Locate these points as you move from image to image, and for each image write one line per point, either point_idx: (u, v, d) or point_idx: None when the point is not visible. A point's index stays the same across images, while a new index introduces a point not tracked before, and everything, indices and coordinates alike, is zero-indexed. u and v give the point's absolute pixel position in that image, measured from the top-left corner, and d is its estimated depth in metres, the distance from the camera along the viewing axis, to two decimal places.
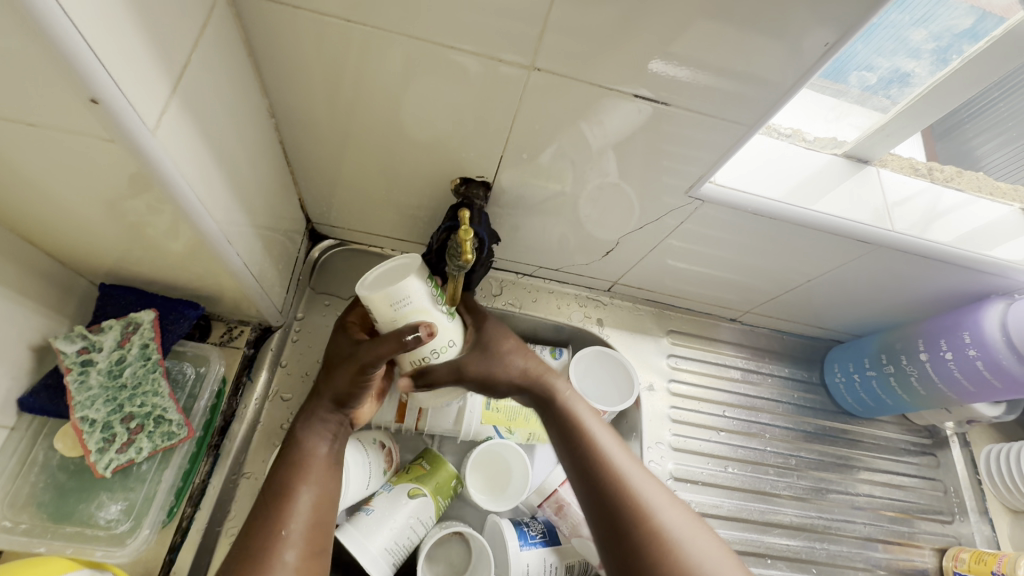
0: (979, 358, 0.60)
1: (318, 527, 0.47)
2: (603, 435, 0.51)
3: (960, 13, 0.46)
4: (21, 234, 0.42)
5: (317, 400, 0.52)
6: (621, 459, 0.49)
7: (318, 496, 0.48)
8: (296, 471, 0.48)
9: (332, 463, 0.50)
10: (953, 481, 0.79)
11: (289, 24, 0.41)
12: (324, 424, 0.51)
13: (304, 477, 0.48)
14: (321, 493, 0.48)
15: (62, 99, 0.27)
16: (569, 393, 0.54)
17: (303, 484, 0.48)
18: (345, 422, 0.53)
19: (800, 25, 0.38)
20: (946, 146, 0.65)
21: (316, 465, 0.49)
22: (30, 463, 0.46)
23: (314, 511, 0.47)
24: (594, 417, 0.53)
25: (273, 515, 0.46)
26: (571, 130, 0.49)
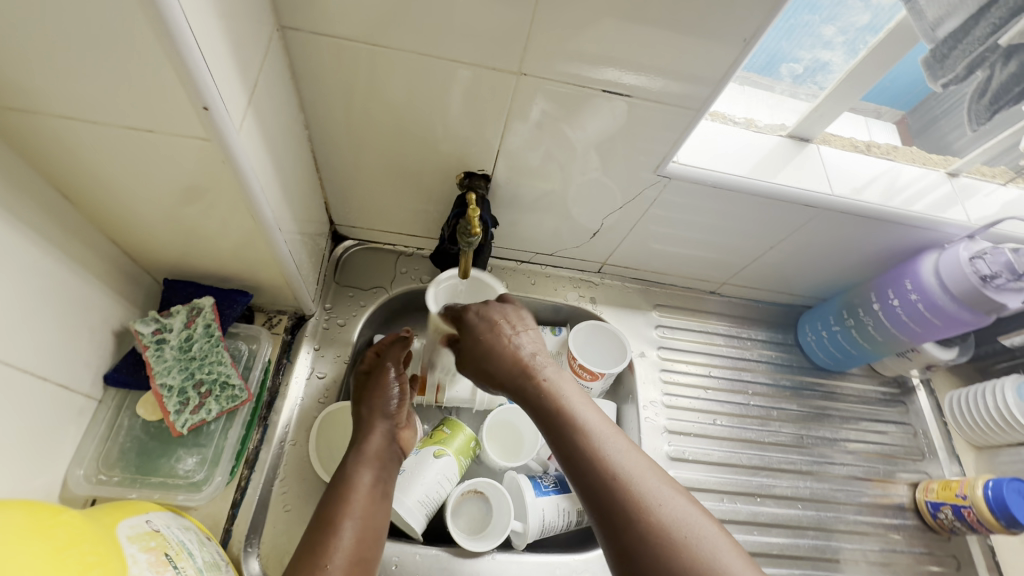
0: (920, 301, 0.69)
1: (360, 559, 0.53)
2: (580, 407, 0.55)
3: (859, 11, 0.56)
4: (111, 232, 0.52)
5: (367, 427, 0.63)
6: (620, 450, 0.52)
7: (360, 527, 0.55)
8: (345, 502, 0.56)
9: (374, 493, 0.58)
10: (922, 424, 0.87)
11: (325, 49, 0.51)
12: (370, 452, 0.61)
13: (348, 508, 0.56)
14: (361, 530, 0.55)
15: (181, 109, 0.36)
16: (554, 377, 0.58)
17: (350, 515, 0.55)
18: (387, 451, 0.62)
19: (731, 27, 0.48)
20: (924, 139, 0.76)
21: (360, 497, 0.57)
22: (117, 428, 0.54)
23: (358, 542, 0.54)
24: (582, 402, 0.56)
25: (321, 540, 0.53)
26: (555, 125, 0.59)
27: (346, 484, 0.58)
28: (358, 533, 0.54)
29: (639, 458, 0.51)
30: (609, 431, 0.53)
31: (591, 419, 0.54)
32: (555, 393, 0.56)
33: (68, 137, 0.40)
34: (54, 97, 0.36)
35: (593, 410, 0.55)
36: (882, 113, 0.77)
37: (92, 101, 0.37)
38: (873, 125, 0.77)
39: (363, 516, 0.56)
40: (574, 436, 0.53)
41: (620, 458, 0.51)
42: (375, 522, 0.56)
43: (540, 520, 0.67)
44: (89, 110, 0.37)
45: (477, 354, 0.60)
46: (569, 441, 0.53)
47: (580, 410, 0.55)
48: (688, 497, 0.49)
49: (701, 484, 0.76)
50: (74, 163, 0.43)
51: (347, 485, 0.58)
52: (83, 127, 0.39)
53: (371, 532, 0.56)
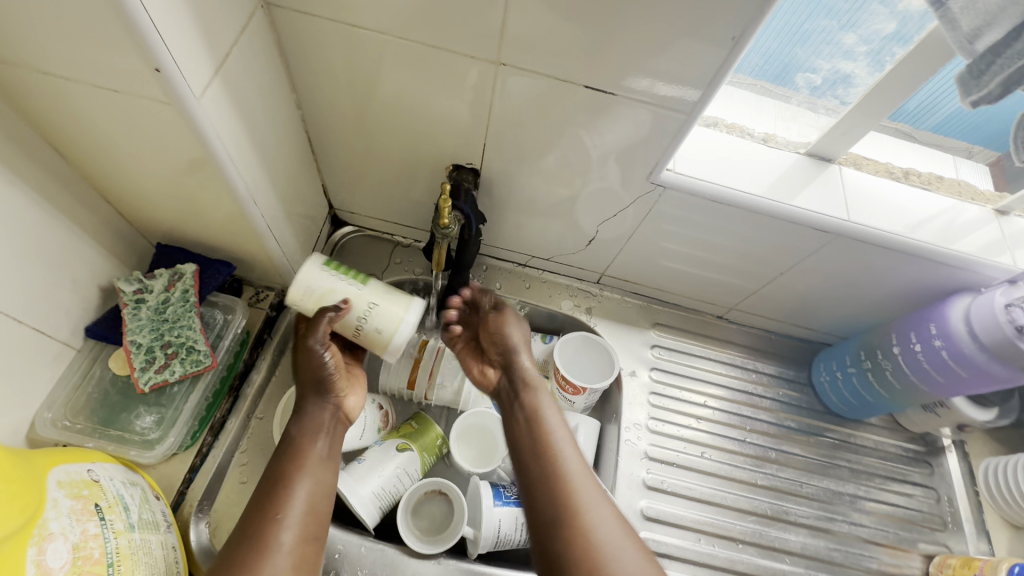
0: (944, 348, 0.61)
1: (314, 514, 0.54)
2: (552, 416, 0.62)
3: (883, 18, 0.50)
4: (103, 191, 0.54)
5: (304, 398, 0.60)
6: (580, 480, 0.57)
7: (312, 487, 0.55)
8: (297, 459, 0.56)
9: (325, 456, 0.57)
10: (948, 490, 0.78)
11: (311, 30, 0.51)
12: (314, 419, 0.59)
13: (302, 465, 0.56)
14: (313, 488, 0.55)
15: (138, 69, 0.37)
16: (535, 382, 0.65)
17: (304, 471, 0.56)
18: (333, 417, 0.60)
19: (725, 25, 0.44)
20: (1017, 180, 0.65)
21: (311, 458, 0.57)
22: (89, 377, 0.56)
23: (311, 497, 0.55)
24: (559, 428, 0.61)
25: (274, 498, 0.53)
26: (544, 123, 0.57)
27: (296, 445, 0.57)
28: (311, 494, 0.55)
29: (594, 490, 0.57)
30: (575, 463, 0.59)
31: (567, 451, 0.60)
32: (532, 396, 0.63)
33: (51, 92, 0.42)
34: (30, 52, 0.39)
35: (569, 442, 0.61)
36: (975, 153, 0.68)
37: (64, 56, 0.38)
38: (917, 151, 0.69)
39: (316, 473, 0.56)
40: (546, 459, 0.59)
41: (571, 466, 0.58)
42: (326, 484, 0.57)
43: (494, 530, 0.64)
44: (63, 64, 0.39)
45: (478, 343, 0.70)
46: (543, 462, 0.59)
47: (557, 438, 0.60)
48: (621, 521, 0.55)
49: (678, 520, 0.70)
50: (59, 118, 0.45)
51: (297, 444, 0.57)
52: (61, 82, 0.41)
53: (323, 490, 0.56)
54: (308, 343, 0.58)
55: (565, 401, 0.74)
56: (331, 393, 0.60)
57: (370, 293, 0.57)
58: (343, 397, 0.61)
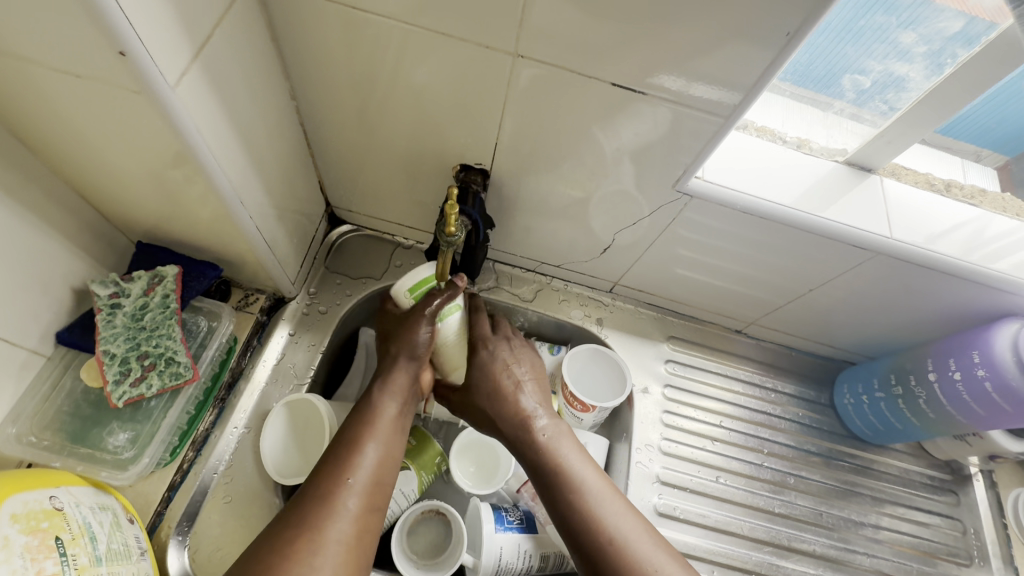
0: (988, 379, 0.57)
1: (379, 484, 0.51)
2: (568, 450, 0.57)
3: (949, 16, 0.45)
4: (74, 185, 0.49)
5: (392, 360, 0.57)
6: (619, 520, 0.53)
7: (383, 452, 0.53)
8: (367, 425, 0.54)
9: (396, 425, 0.55)
10: (975, 522, 0.73)
11: (306, 12, 0.46)
12: (394, 382, 0.56)
13: (372, 431, 0.53)
14: (383, 455, 0.52)
15: (102, 52, 0.32)
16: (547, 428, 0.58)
17: (373, 437, 0.53)
18: (411, 384, 0.57)
19: (775, 17, 0.39)
20: None
21: (384, 422, 0.54)
22: (59, 389, 0.51)
23: (379, 465, 0.52)
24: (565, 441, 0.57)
25: (344, 458, 0.51)
26: (562, 122, 0.52)
27: (370, 407, 0.55)
28: (381, 459, 0.52)
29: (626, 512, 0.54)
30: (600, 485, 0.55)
31: (578, 467, 0.56)
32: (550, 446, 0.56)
33: (8, 74, 0.37)
34: None
35: (577, 454, 0.57)
36: (983, 156, 0.62)
37: (17, 34, 0.33)
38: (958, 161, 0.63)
39: (384, 442, 0.53)
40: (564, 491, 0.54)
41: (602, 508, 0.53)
42: (393, 455, 0.54)
43: (495, 557, 0.61)
44: (18, 44, 0.34)
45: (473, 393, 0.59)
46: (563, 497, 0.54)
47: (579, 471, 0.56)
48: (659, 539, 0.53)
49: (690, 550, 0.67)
50: (21, 103, 0.40)
51: (372, 407, 0.55)
52: (17, 63, 0.36)
53: (389, 460, 0.53)
54: (422, 309, 0.55)
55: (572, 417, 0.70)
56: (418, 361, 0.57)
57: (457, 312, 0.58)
58: (423, 369, 0.58)
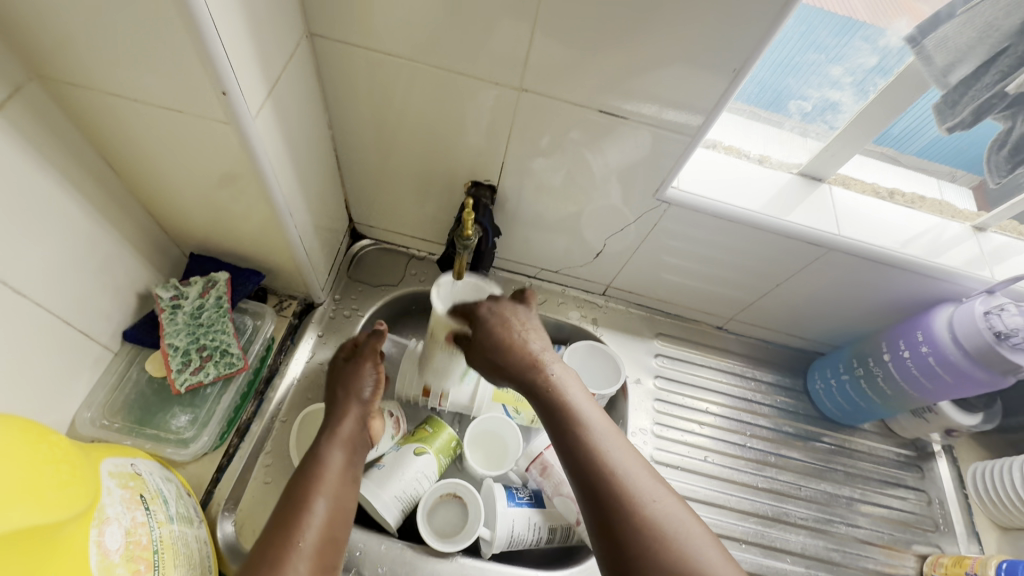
0: (931, 354, 0.66)
1: (331, 538, 0.53)
2: (580, 398, 0.55)
3: (866, 54, 0.55)
4: (144, 204, 0.58)
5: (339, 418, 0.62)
6: (628, 465, 0.50)
7: (331, 506, 0.54)
8: (314, 480, 0.55)
9: (343, 475, 0.58)
10: (940, 493, 0.81)
11: (346, 57, 0.56)
12: (343, 437, 0.61)
13: (320, 488, 0.55)
14: (333, 508, 0.54)
15: (206, 93, 0.42)
16: (558, 373, 0.57)
17: (321, 492, 0.55)
18: (358, 438, 0.62)
19: (724, 55, 0.49)
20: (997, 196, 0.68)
21: (331, 476, 0.57)
22: (126, 379, 0.59)
23: (328, 522, 0.53)
24: (601, 420, 0.54)
25: (292, 519, 0.52)
26: (560, 144, 0.62)
27: (317, 464, 0.57)
28: (330, 513, 0.54)
29: (669, 495, 0.48)
30: (633, 467, 0.50)
31: (619, 457, 0.50)
32: (559, 388, 0.56)
33: (115, 112, 0.46)
34: (100, 75, 0.42)
35: (620, 442, 0.52)
36: (958, 177, 0.72)
37: (136, 81, 0.42)
38: (946, 189, 0.73)
39: (334, 494, 0.55)
40: (601, 479, 0.49)
41: (615, 455, 0.50)
42: (344, 508, 0.56)
43: (508, 529, 0.67)
44: (133, 87, 0.43)
45: (488, 347, 0.58)
46: (606, 492, 0.48)
47: (596, 429, 0.53)
48: (683, 504, 0.48)
49: None
50: (119, 136, 0.49)
51: (316, 464, 0.57)
52: (126, 103, 0.45)
53: (341, 513, 0.55)
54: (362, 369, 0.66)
55: None
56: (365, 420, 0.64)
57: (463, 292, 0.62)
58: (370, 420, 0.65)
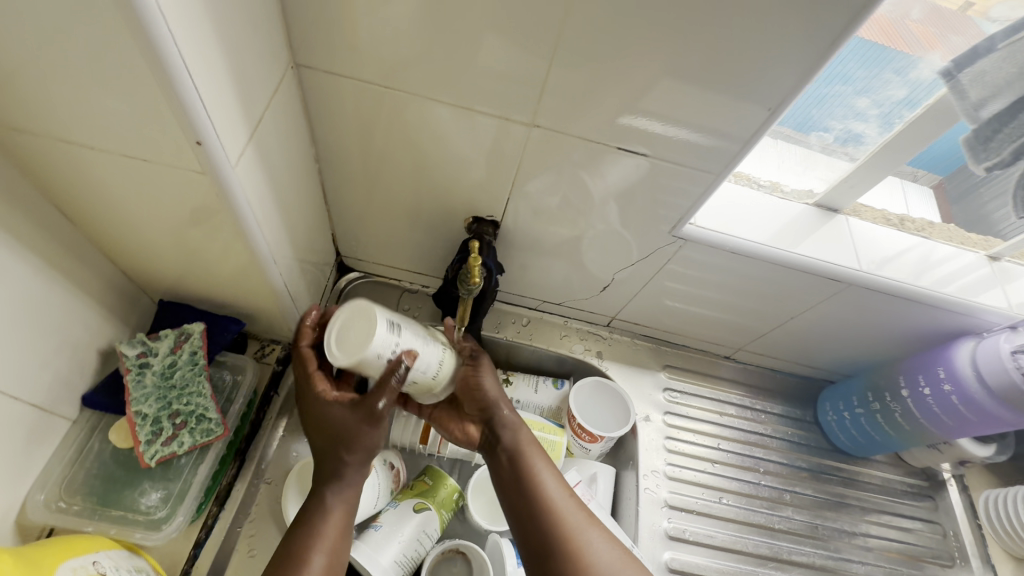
0: (954, 393, 0.63)
1: None
2: (538, 456, 0.56)
3: (895, 86, 0.53)
4: (105, 251, 0.51)
5: (342, 462, 0.52)
6: (579, 522, 0.50)
7: (330, 562, 0.47)
8: (311, 533, 0.48)
9: (344, 532, 0.50)
10: (954, 524, 0.79)
11: (335, 88, 0.51)
12: (348, 488, 0.52)
13: (319, 542, 0.48)
14: (331, 567, 0.47)
15: (178, 142, 0.36)
16: (521, 429, 0.58)
17: (319, 548, 0.47)
18: (361, 485, 0.53)
19: (754, 89, 0.46)
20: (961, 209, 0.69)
21: (331, 533, 0.49)
22: (86, 452, 0.52)
23: None
24: (556, 481, 0.54)
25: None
26: (571, 179, 0.58)
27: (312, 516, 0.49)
28: (328, 570, 0.47)
29: (615, 551, 0.49)
30: (583, 522, 0.50)
31: (569, 511, 0.51)
32: (518, 444, 0.56)
33: (68, 158, 0.40)
34: (50, 120, 0.36)
35: (571, 499, 0.53)
36: (918, 177, 0.69)
37: (94, 128, 0.36)
38: (909, 190, 0.70)
39: (333, 551, 0.48)
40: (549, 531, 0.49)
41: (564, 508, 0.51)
42: (341, 568, 0.48)
43: None
44: (89, 133, 0.37)
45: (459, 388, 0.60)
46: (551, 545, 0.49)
47: (551, 486, 0.53)
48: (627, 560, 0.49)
49: (701, 570, 0.70)
50: (74, 183, 0.42)
51: (318, 513, 0.49)
52: (82, 150, 0.39)
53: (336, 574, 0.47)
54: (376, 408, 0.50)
55: (580, 449, 0.74)
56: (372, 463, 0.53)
57: (407, 326, 0.50)
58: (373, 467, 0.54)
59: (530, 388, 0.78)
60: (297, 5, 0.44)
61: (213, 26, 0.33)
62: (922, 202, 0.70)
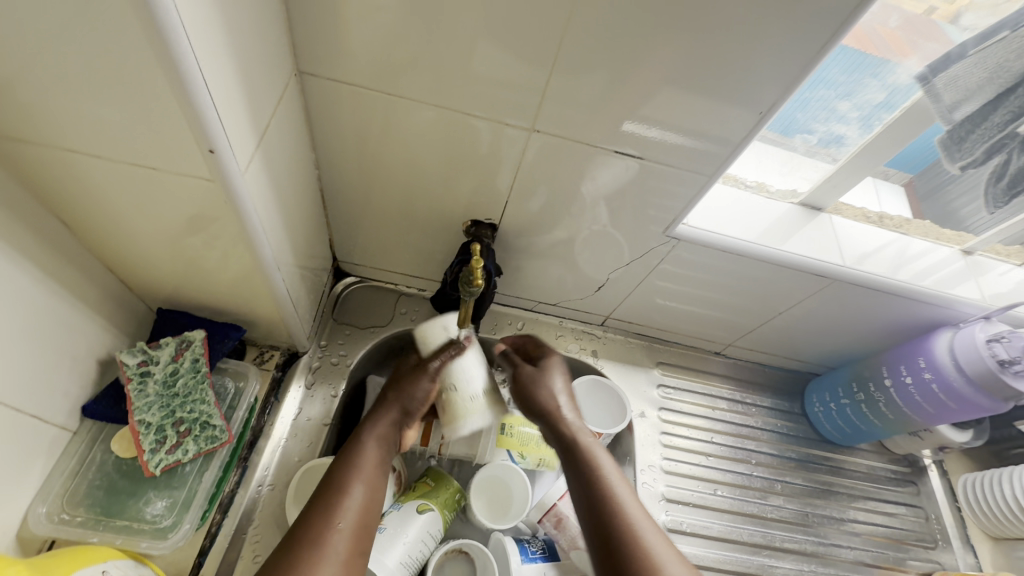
0: (934, 381, 0.66)
1: (362, 528, 0.49)
2: (598, 446, 0.58)
3: (875, 90, 0.55)
4: (103, 259, 0.51)
5: (385, 408, 0.60)
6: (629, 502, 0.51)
7: (369, 491, 0.52)
8: (353, 465, 0.53)
9: (380, 469, 0.55)
10: (935, 508, 0.83)
11: (337, 95, 0.52)
12: (383, 431, 0.58)
13: (358, 473, 0.53)
14: (367, 497, 0.52)
15: (190, 151, 0.36)
16: (578, 422, 0.61)
17: (358, 479, 0.52)
18: (396, 436, 0.59)
19: (745, 94, 0.48)
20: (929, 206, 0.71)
21: (370, 465, 0.54)
22: (88, 463, 0.52)
23: (362, 511, 0.50)
24: (612, 466, 0.56)
25: (331, 499, 0.50)
26: (568, 183, 0.59)
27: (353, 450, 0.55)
28: (366, 500, 0.51)
29: (664, 541, 0.48)
30: (635, 505, 0.51)
31: (624, 491, 0.52)
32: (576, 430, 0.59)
33: (73, 167, 0.40)
34: (57, 130, 0.36)
35: (625, 483, 0.54)
36: (890, 175, 0.72)
37: (102, 137, 0.36)
38: (882, 189, 0.73)
39: (370, 486, 0.53)
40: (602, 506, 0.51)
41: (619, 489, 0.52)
42: (376, 503, 0.52)
43: None
44: (97, 142, 0.37)
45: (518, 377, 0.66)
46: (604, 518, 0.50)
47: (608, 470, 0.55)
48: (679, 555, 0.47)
49: (699, 561, 0.72)
50: (77, 192, 0.42)
51: (357, 451, 0.55)
52: (88, 159, 0.39)
53: (373, 507, 0.52)
54: (427, 364, 0.61)
55: None
56: (410, 416, 0.61)
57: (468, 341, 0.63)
58: (410, 425, 0.61)
59: None
60: (300, 14, 0.45)
61: (225, 36, 0.34)
62: (892, 196, 0.73)
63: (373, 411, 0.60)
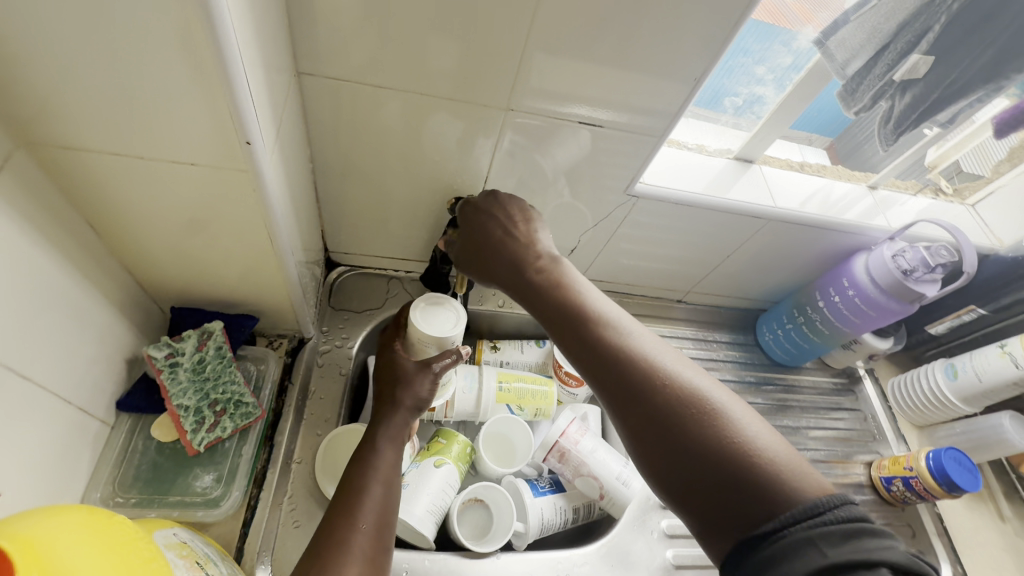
0: (856, 295, 0.79)
1: (383, 523, 0.54)
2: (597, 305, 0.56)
3: (783, 55, 0.67)
4: (126, 262, 0.54)
5: (394, 407, 0.62)
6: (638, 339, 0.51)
7: (386, 489, 0.56)
8: (368, 466, 0.57)
9: (395, 469, 0.58)
10: (871, 408, 0.97)
11: (331, 91, 0.57)
12: (396, 431, 0.61)
13: (376, 474, 0.57)
14: (387, 495, 0.56)
15: (228, 144, 0.42)
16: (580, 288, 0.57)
17: (376, 480, 0.56)
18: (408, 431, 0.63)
19: (681, 66, 0.57)
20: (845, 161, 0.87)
21: (386, 465, 0.58)
22: (131, 451, 0.56)
23: (382, 505, 0.55)
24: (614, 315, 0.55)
25: (352, 500, 0.54)
26: (540, 156, 0.67)
27: (366, 454, 0.58)
28: (386, 497, 0.55)
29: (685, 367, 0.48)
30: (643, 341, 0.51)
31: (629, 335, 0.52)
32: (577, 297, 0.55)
33: (111, 174, 0.44)
34: (101, 139, 0.41)
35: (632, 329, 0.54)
36: (813, 140, 0.85)
37: (143, 141, 0.41)
38: (806, 151, 0.85)
39: (387, 485, 0.57)
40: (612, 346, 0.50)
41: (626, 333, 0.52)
42: (395, 500, 0.57)
43: (539, 517, 0.72)
44: (138, 146, 0.42)
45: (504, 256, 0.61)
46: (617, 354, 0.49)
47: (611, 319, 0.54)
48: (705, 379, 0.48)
49: None
50: (109, 199, 0.47)
51: (373, 454, 0.58)
52: (126, 164, 0.43)
53: (394, 501, 0.56)
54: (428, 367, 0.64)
55: (568, 395, 0.85)
56: (419, 412, 0.63)
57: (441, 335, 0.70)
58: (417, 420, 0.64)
59: (516, 349, 0.87)
60: (297, 21, 0.50)
61: (254, 44, 0.39)
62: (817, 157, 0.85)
63: (382, 409, 0.63)
